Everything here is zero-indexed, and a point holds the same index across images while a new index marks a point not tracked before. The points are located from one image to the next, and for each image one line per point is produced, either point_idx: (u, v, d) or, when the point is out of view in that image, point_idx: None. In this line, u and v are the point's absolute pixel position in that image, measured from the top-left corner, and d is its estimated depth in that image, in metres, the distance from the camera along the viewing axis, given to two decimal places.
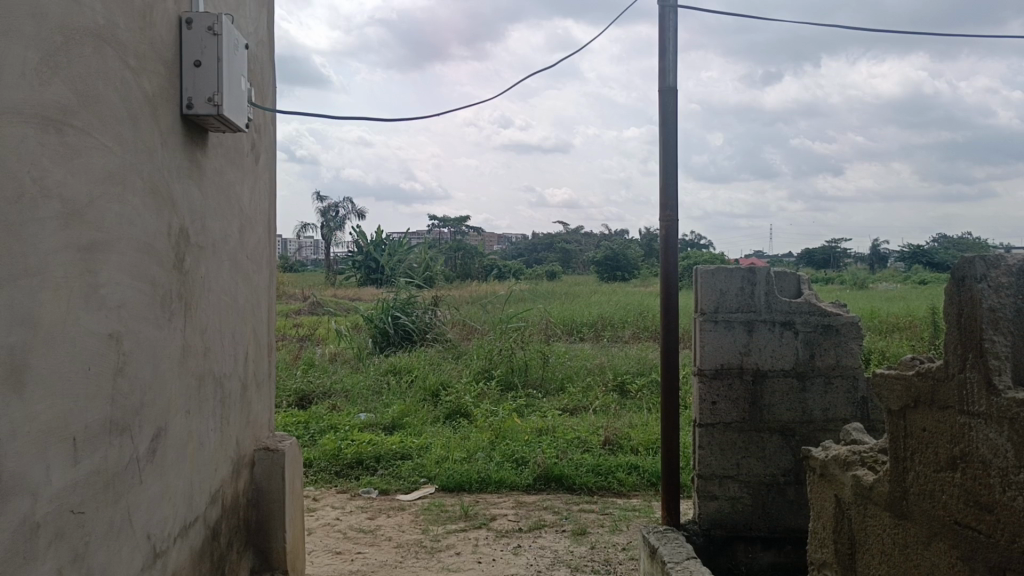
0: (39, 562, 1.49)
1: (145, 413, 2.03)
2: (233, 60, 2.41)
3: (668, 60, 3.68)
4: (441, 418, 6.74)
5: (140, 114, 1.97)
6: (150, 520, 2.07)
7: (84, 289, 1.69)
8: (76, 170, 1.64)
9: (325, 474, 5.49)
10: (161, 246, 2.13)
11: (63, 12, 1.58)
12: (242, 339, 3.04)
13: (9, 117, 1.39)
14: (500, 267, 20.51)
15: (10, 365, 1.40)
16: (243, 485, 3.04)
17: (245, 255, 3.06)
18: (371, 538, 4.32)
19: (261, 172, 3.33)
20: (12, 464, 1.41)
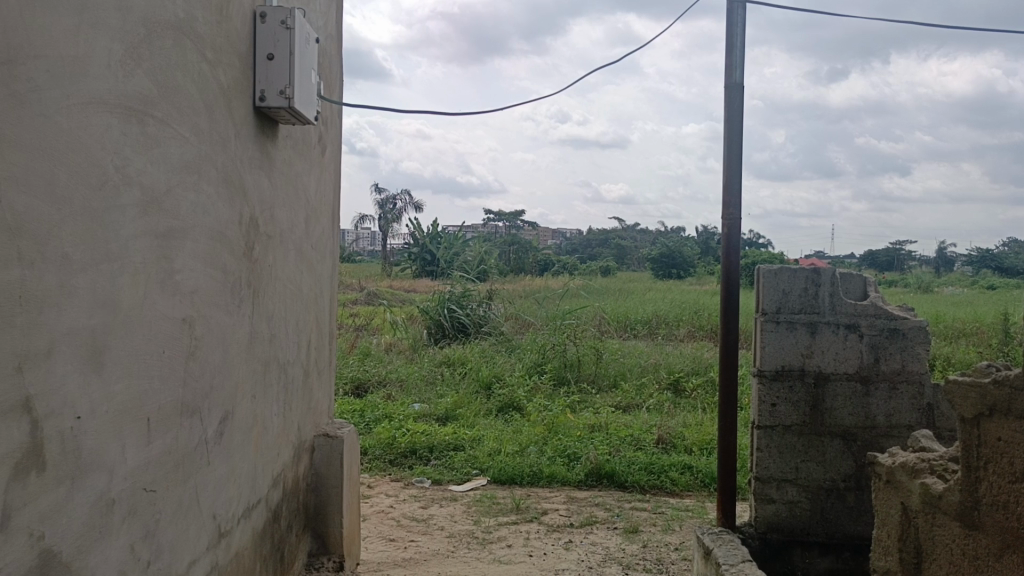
0: (113, 538, 1.55)
1: (214, 397, 2.09)
2: (305, 54, 2.46)
3: (736, 55, 3.63)
4: (493, 410, 6.78)
5: (216, 106, 2.03)
6: (216, 501, 2.13)
7: (160, 275, 1.74)
8: (155, 160, 1.69)
9: (380, 462, 5.57)
10: (232, 234, 2.18)
11: (147, 6, 1.63)
12: (305, 326, 3.09)
13: (95, 107, 1.44)
14: (555, 262, 20.50)
15: (91, 346, 1.45)
16: (304, 470, 3.10)
17: (310, 245, 3.12)
18: (424, 527, 4.37)
19: (327, 164, 3.38)
20: (91, 442, 1.46)
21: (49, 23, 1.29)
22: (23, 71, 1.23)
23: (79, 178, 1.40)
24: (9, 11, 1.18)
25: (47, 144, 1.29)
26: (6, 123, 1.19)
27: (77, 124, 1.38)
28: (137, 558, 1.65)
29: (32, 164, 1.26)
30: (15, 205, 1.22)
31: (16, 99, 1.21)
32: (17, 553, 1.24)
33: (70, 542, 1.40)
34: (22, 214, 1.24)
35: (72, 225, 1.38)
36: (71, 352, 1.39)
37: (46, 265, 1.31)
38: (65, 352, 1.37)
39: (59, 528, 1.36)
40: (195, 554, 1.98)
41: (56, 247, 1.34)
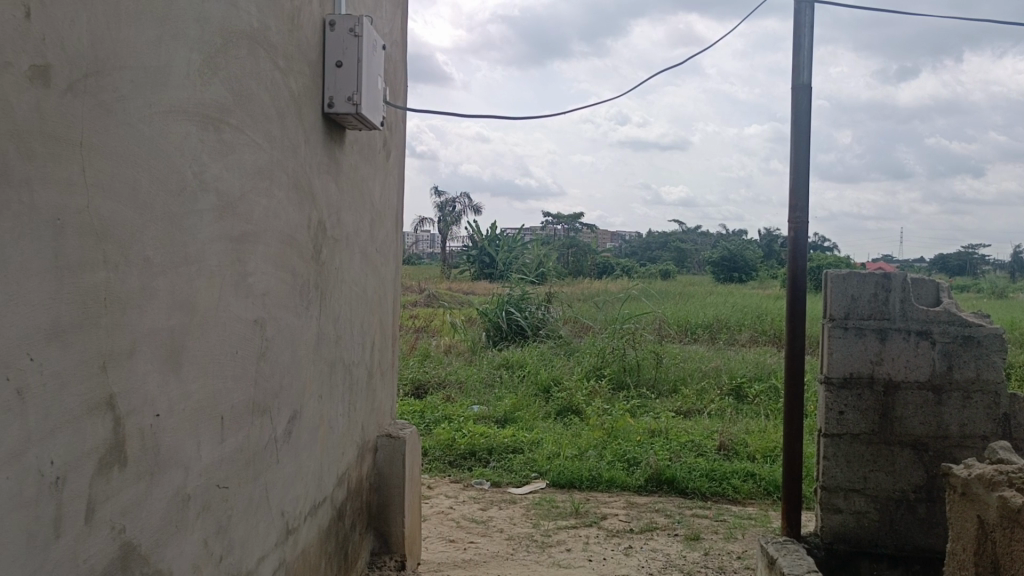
0: (188, 533, 1.60)
1: (283, 396, 2.14)
2: (372, 61, 2.51)
3: (803, 55, 3.56)
4: (552, 413, 6.78)
5: (287, 113, 2.08)
6: (284, 498, 2.18)
7: (234, 277, 1.79)
8: (230, 165, 1.74)
9: (439, 463, 5.62)
10: (301, 237, 2.23)
11: (224, 16, 1.68)
12: (370, 328, 3.14)
13: (175, 115, 1.49)
14: (614, 265, 20.38)
15: (169, 346, 1.50)
16: (367, 470, 3.15)
17: (375, 248, 3.17)
18: (484, 529, 4.39)
19: (391, 168, 3.43)
20: (169, 439, 1.51)
21: (134, 34, 1.34)
22: (110, 82, 1.28)
23: (159, 184, 1.45)
24: (97, 23, 1.23)
25: (130, 151, 1.34)
26: (95, 132, 1.24)
27: (158, 132, 1.43)
28: (210, 552, 1.70)
29: (117, 170, 1.31)
30: (101, 210, 1.27)
31: (103, 108, 1.26)
32: (100, 544, 1.29)
33: (149, 535, 1.44)
34: (108, 218, 1.29)
35: (153, 229, 1.43)
36: (151, 352, 1.44)
37: (128, 268, 1.36)
38: (145, 351, 1.42)
39: (138, 522, 1.41)
40: (264, 549, 2.03)
41: (138, 251, 1.38)
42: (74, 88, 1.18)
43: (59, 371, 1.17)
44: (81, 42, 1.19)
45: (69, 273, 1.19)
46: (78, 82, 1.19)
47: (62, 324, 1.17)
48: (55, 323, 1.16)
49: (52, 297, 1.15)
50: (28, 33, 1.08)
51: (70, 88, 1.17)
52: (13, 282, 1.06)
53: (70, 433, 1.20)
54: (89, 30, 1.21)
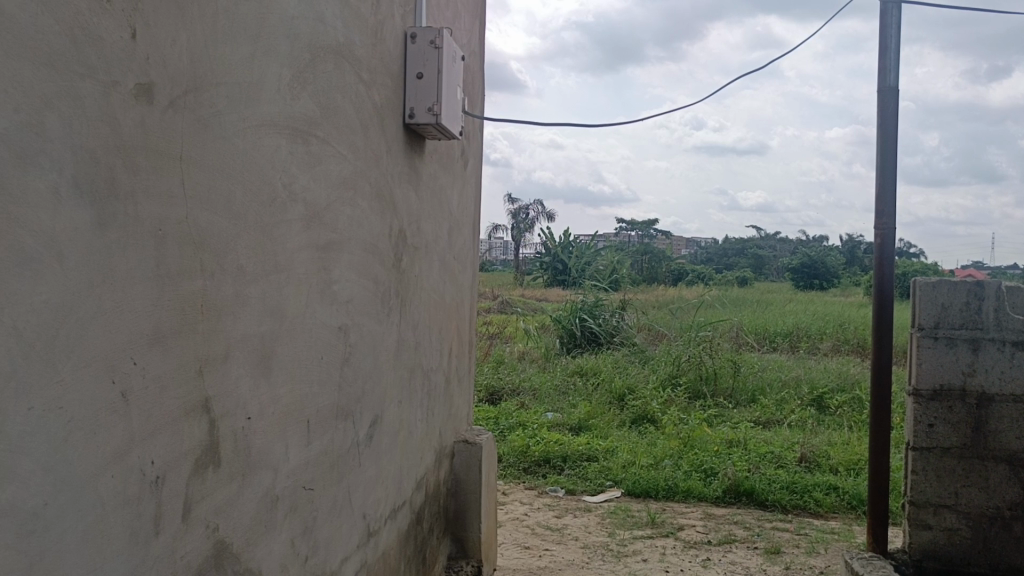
0: (276, 533, 1.65)
1: (365, 401, 2.19)
2: (451, 72, 2.54)
3: (890, 57, 3.46)
4: (627, 422, 6.72)
5: (371, 124, 2.13)
6: (366, 501, 2.22)
7: (320, 285, 1.84)
8: (317, 176, 1.80)
9: (514, 469, 5.64)
10: (383, 246, 2.28)
11: (312, 32, 1.73)
12: (448, 335, 3.19)
13: (266, 129, 1.55)
14: (689, 272, 20.07)
15: (260, 351, 1.56)
16: (444, 475, 3.19)
17: (453, 255, 3.22)
18: (559, 536, 4.38)
19: (469, 177, 3.48)
20: (259, 441, 1.57)
21: (229, 52, 1.39)
22: (207, 97, 1.33)
23: (251, 195, 1.50)
24: (196, 42, 1.29)
25: (225, 165, 1.40)
26: (193, 146, 1.29)
27: (250, 145, 1.48)
28: (296, 552, 1.75)
29: (213, 182, 1.36)
30: (199, 221, 1.32)
31: (201, 123, 1.32)
32: (196, 542, 1.34)
33: (240, 534, 1.50)
34: (205, 228, 1.34)
35: (246, 239, 1.49)
36: (244, 357, 1.49)
37: (223, 276, 1.41)
38: (238, 356, 1.47)
39: (230, 521, 1.46)
40: (347, 550, 2.07)
41: (232, 260, 1.44)
42: (175, 105, 1.24)
43: (159, 375, 1.22)
44: (181, 60, 1.25)
45: (169, 281, 1.24)
46: (178, 99, 1.25)
47: (163, 331, 1.23)
48: (156, 330, 1.21)
49: (153, 304, 1.20)
50: (133, 52, 1.14)
51: (171, 105, 1.23)
52: (119, 290, 1.12)
53: (169, 435, 1.25)
54: (189, 49, 1.27)
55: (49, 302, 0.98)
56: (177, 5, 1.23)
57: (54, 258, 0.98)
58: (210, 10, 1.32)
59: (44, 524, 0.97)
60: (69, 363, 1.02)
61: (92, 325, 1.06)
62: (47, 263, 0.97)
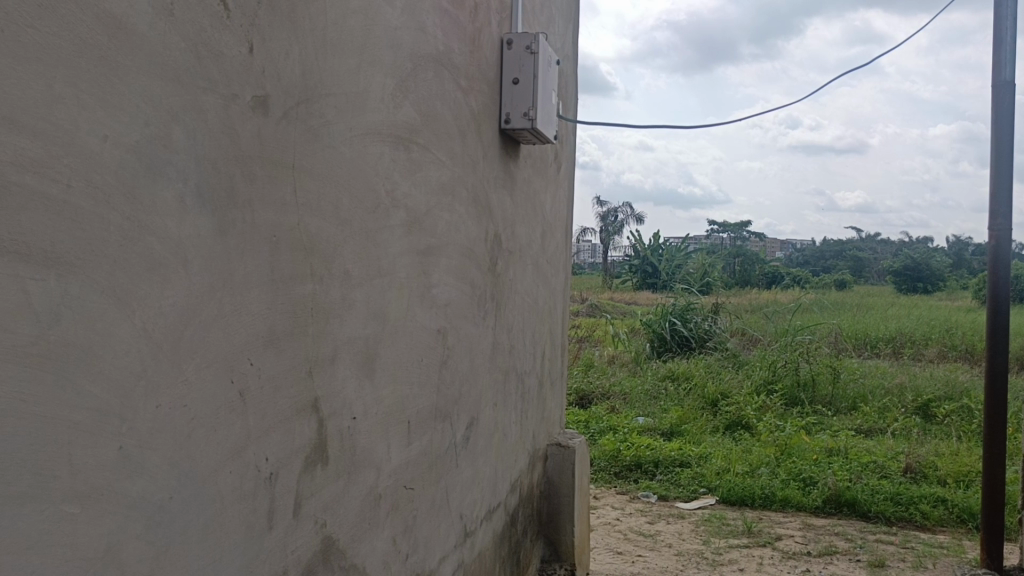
0: (379, 530, 1.69)
1: (463, 403, 2.23)
2: (547, 77, 2.56)
3: (1005, 50, 3.30)
4: (720, 428, 6.59)
5: (468, 130, 2.17)
6: (463, 502, 2.26)
7: (420, 289, 1.88)
8: (418, 182, 1.84)
9: (605, 474, 5.62)
10: (479, 250, 2.32)
11: (414, 42, 1.77)
12: (541, 338, 3.21)
13: (371, 139, 1.59)
14: (783, 274, 19.48)
15: (364, 353, 1.60)
16: (538, 478, 3.20)
17: (546, 259, 3.23)
18: (652, 542, 4.34)
19: (562, 180, 3.49)
20: (364, 440, 1.61)
21: (338, 64, 1.44)
22: (317, 108, 1.38)
23: (357, 202, 1.55)
24: (308, 54, 1.34)
25: (333, 173, 1.44)
26: (304, 156, 1.34)
27: (357, 153, 1.53)
28: (398, 550, 1.79)
29: (322, 190, 1.41)
30: (309, 227, 1.37)
31: (311, 132, 1.37)
32: (306, 537, 1.39)
33: (346, 530, 1.54)
34: (315, 234, 1.39)
35: (352, 244, 1.53)
36: (350, 359, 1.54)
37: (332, 280, 1.46)
38: (344, 358, 1.52)
39: (337, 518, 1.50)
40: (445, 549, 2.11)
41: (339, 264, 1.49)
42: (288, 115, 1.29)
43: (273, 375, 1.28)
44: (294, 73, 1.30)
45: (283, 286, 1.30)
46: (291, 110, 1.30)
47: (277, 333, 1.28)
48: (271, 332, 1.26)
49: (268, 308, 1.25)
50: (251, 66, 1.18)
51: (284, 116, 1.28)
52: (237, 293, 1.17)
53: (283, 433, 1.30)
54: (301, 62, 1.32)
55: (175, 305, 1.03)
56: (290, 19, 1.28)
57: (180, 263, 1.04)
58: (320, 23, 1.37)
59: (171, 516, 1.03)
60: (193, 364, 1.07)
61: (213, 328, 1.11)
62: (174, 267, 1.03)
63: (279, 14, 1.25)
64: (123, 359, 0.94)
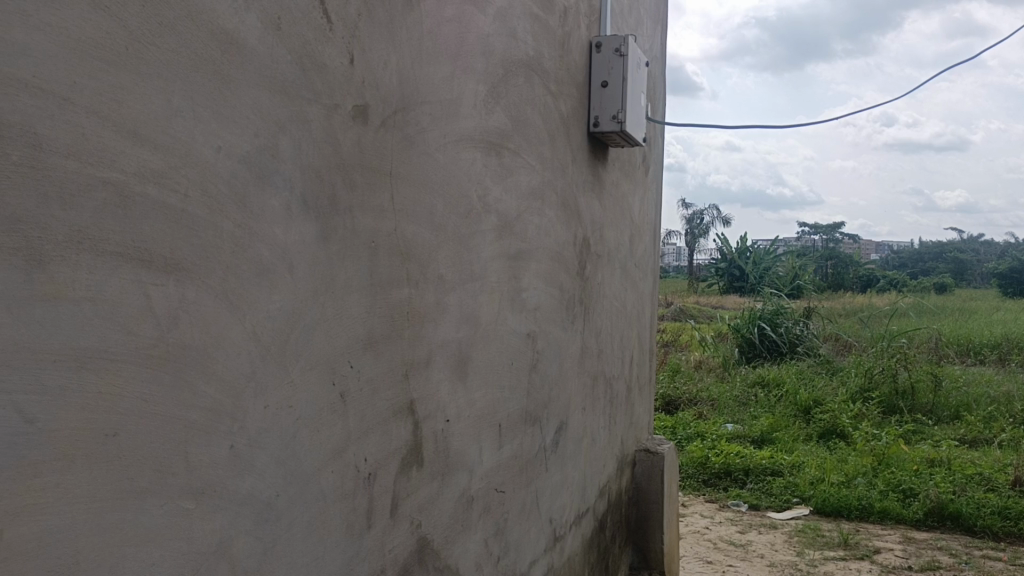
0: (472, 532, 1.71)
1: (552, 407, 2.23)
2: (637, 79, 2.53)
3: None
4: (813, 436, 6.39)
5: (557, 134, 2.17)
6: (552, 506, 2.26)
7: (511, 293, 1.90)
8: (509, 187, 1.85)
9: (693, 481, 5.53)
10: (568, 254, 2.31)
11: (506, 48, 1.79)
12: (629, 343, 3.18)
13: (464, 144, 1.61)
14: (879, 276, 18.78)
15: (457, 357, 1.62)
16: (626, 483, 3.17)
17: (634, 262, 3.21)
18: (744, 552, 4.24)
19: (650, 183, 3.45)
20: (457, 442, 1.63)
21: (433, 71, 1.46)
22: (413, 116, 1.41)
23: (450, 207, 1.57)
24: (405, 63, 1.36)
25: (428, 179, 1.47)
26: (401, 163, 1.37)
27: (450, 159, 1.55)
28: (490, 552, 1.81)
29: (418, 196, 1.43)
30: (406, 233, 1.40)
31: (407, 139, 1.39)
32: (402, 537, 1.41)
33: (440, 531, 1.56)
34: (411, 239, 1.42)
35: (446, 249, 1.56)
36: (444, 362, 1.56)
37: (426, 285, 1.49)
38: (439, 361, 1.54)
39: (432, 519, 1.53)
40: (535, 553, 2.11)
41: (434, 269, 1.51)
42: (386, 123, 1.32)
43: (372, 378, 1.30)
44: (392, 81, 1.33)
45: (380, 290, 1.32)
46: (389, 118, 1.33)
47: (375, 336, 1.31)
48: (370, 334, 1.29)
49: (367, 312, 1.28)
50: (352, 76, 1.22)
51: (382, 124, 1.31)
52: (339, 297, 1.20)
53: (381, 434, 1.33)
54: (398, 70, 1.34)
55: (282, 309, 1.07)
56: (388, 30, 1.31)
57: (287, 268, 1.07)
58: (416, 33, 1.40)
59: (278, 512, 1.06)
60: (298, 366, 1.10)
61: (316, 331, 1.15)
62: (281, 272, 1.06)
63: (378, 25, 1.28)
64: (235, 360, 0.98)
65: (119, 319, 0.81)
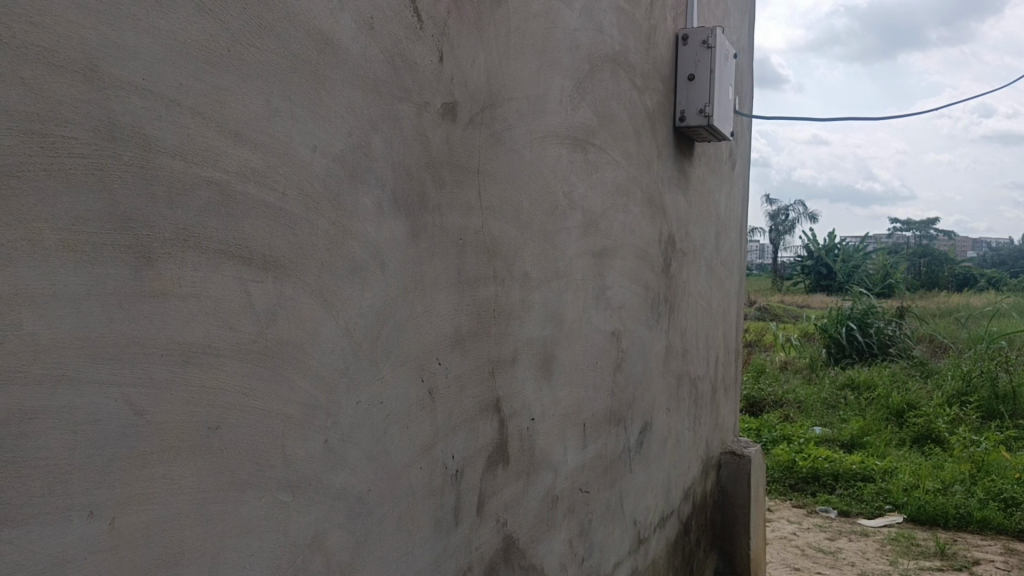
0: (557, 532, 1.70)
1: (637, 407, 2.20)
2: (725, 71, 2.47)
3: None
4: (906, 441, 6.14)
5: (643, 129, 2.14)
6: (637, 507, 2.23)
7: (596, 291, 1.88)
8: (594, 184, 1.83)
9: (780, 485, 5.39)
10: (654, 251, 2.28)
11: (592, 42, 1.77)
12: (715, 342, 3.11)
13: (550, 141, 1.60)
14: (978, 275, 17.89)
15: (543, 355, 1.61)
16: (711, 486, 3.12)
17: (720, 260, 3.14)
18: (833, 560, 4.11)
19: (737, 179, 3.37)
20: (542, 441, 1.62)
21: (520, 69, 1.46)
22: (501, 113, 1.40)
23: (536, 205, 1.56)
24: (493, 60, 1.36)
25: (514, 176, 1.46)
26: (488, 161, 1.37)
27: (536, 156, 1.54)
28: (574, 552, 1.79)
29: (504, 194, 1.43)
30: (493, 230, 1.40)
31: (495, 137, 1.39)
32: (488, 535, 1.41)
33: (526, 530, 1.56)
34: (498, 237, 1.42)
35: (532, 247, 1.55)
36: (530, 360, 1.56)
37: (513, 283, 1.48)
38: (524, 359, 1.53)
39: (518, 518, 1.52)
40: (619, 554, 2.09)
41: (520, 267, 1.51)
42: (474, 121, 1.32)
43: (460, 375, 1.31)
44: (480, 79, 1.32)
45: (468, 288, 1.32)
46: (477, 115, 1.33)
47: (462, 333, 1.31)
48: (457, 332, 1.29)
49: (455, 309, 1.28)
50: (441, 74, 1.22)
51: (470, 121, 1.31)
52: (428, 294, 1.21)
53: (468, 431, 1.33)
54: (486, 68, 1.34)
55: (374, 305, 1.08)
56: (477, 27, 1.31)
57: (378, 265, 1.08)
58: (503, 29, 1.39)
59: (369, 507, 1.07)
60: (389, 362, 1.11)
61: (406, 328, 1.16)
62: (372, 269, 1.07)
63: (467, 23, 1.28)
64: (329, 355, 0.99)
65: (220, 314, 0.83)
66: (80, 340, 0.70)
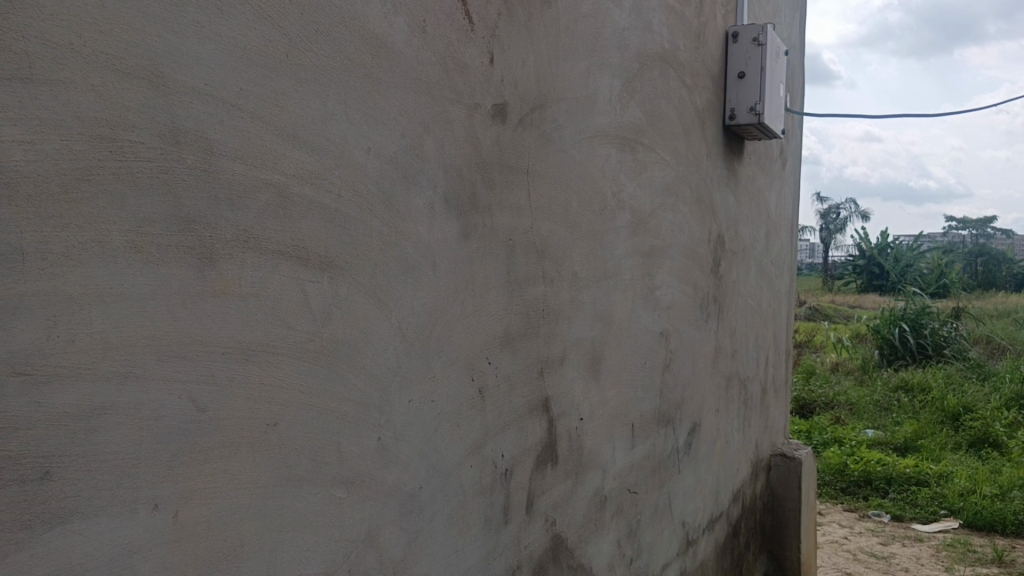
0: (605, 532, 1.70)
1: (685, 408, 2.18)
2: (777, 68, 2.44)
3: None
4: (963, 445, 5.98)
5: (692, 128, 2.12)
6: (685, 509, 2.21)
7: (644, 291, 1.87)
8: (643, 183, 1.82)
9: (830, 489, 5.29)
10: (703, 251, 2.26)
11: (641, 41, 1.76)
12: (764, 343, 3.07)
13: (598, 141, 1.60)
14: None
15: (591, 354, 1.61)
16: (761, 489, 3.07)
17: (771, 260, 3.10)
18: (886, 565, 4.03)
19: (787, 177, 3.32)
20: (591, 441, 1.62)
21: (569, 68, 1.46)
22: (550, 113, 1.41)
23: (585, 204, 1.56)
24: (542, 60, 1.36)
25: (564, 176, 1.47)
26: (538, 161, 1.37)
27: (585, 156, 1.54)
28: (623, 553, 1.79)
29: (553, 194, 1.43)
30: (542, 230, 1.40)
31: (545, 137, 1.39)
32: (537, 534, 1.42)
33: (574, 529, 1.56)
34: (547, 236, 1.42)
35: (581, 247, 1.55)
36: (579, 360, 1.56)
37: (562, 283, 1.48)
38: (573, 359, 1.53)
39: (566, 517, 1.52)
40: (667, 556, 2.08)
41: (569, 267, 1.51)
42: (524, 121, 1.32)
43: (510, 374, 1.31)
44: (530, 81, 1.33)
45: (517, 288, 1.33)
46: (526, 116, 1.33)
47: (512, 333, 1.32)
48: (507, 331, 1.30)
49: (504, 309, 1.29)
50: (492, 76, 1.23)
51: (520, 122, 1.31)
52: (478, 294, 1.22)
53: (517, 431, 1.34)
54: (536, 68, 1.35)
55: (425, 305, 1.09)
56: (527, 28, 1.31)
57: (430, 265, 1.09)
58: (553, 29, 1.39)
59: (421, 503, 1.08)
60: (440, 361, 1.13)
61: (457, 327, 1.17)
62: (424, 269, 1.08)
63: (517, 24, 1.28)
64: (383, 354, 1.01)
65: (278, 313, 0.85)
66: (147, 339, 0.72)
